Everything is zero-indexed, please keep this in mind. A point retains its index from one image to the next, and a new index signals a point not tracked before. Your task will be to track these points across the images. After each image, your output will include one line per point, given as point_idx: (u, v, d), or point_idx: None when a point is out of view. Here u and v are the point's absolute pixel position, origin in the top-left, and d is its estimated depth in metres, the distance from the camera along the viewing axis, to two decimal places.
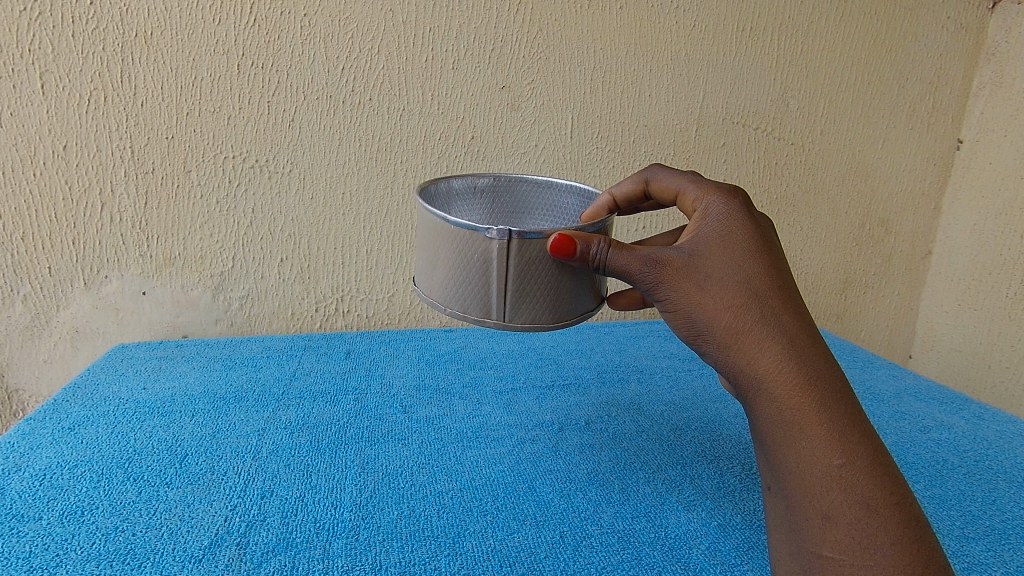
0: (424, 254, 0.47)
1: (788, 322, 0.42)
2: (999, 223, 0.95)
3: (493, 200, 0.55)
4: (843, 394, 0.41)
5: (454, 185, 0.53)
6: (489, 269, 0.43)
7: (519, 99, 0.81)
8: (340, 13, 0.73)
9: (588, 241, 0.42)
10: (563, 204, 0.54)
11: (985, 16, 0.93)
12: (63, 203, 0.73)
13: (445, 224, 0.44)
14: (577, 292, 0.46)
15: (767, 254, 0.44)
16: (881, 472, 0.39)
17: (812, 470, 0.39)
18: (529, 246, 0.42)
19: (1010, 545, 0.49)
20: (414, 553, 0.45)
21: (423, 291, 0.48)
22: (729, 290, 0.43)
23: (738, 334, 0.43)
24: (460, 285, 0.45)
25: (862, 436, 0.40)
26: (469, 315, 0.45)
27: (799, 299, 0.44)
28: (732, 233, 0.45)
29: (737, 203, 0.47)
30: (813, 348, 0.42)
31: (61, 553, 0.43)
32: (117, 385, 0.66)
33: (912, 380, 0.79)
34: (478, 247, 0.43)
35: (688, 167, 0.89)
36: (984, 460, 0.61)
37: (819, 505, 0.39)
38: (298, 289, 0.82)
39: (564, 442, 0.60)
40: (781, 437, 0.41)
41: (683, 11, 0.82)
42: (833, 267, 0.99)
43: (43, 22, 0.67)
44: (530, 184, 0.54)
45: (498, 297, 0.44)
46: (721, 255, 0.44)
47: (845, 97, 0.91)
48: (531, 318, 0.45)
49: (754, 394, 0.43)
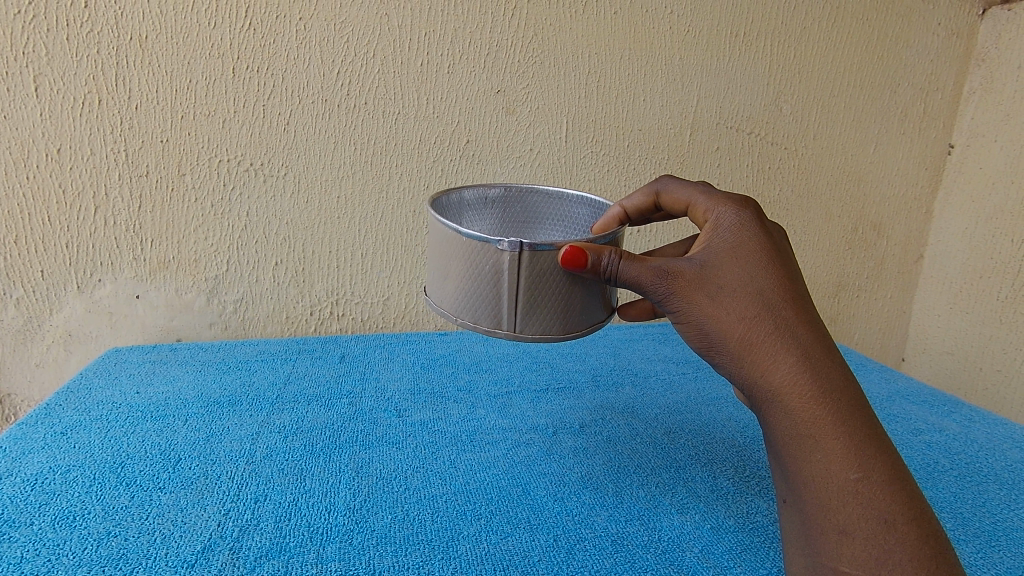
0: (435, 263, 0.47)
1: (802, 334, 0.43)
2: (990, 227, 0.96)
3: (504, 210, 0.55)
4: (858, 406, 0.41)
5: (466, 195, 0.53)
6: (500, 280, 0.43)
7: (514, 104, 0.81)
8: (336, 17, 0.73)
9: (599, 252, 0.42)
10: (574, 215, 0.54)
11: (975, 22, 0.93)
12: (57, 207, 0.72)
13: (457, 235, 0.44)
14: (588, 303, 0.46)
15: (780, 264, 0.44)
16: (897, 486, 0.39)
17: (828, 483, 0.40)
18: (541, 258, 0.42)
19: (1001, 547, 0.49)
20: (407, 556, 0.45)
21: (434, 301, 0.48)
22: (742, 301, 0.43)
23: (752, 345, 0.43)
24: (470, 295, 0.45)
25: (877, 449, 0.40)
26: (480, 324, 0.45)
27: (811, 310, 0.44)
28: (744, 243, 0.45)
29: (748, 213, 0.47)
30: (828, 360, 0.42)
31: (52, 559, 0.43)
32: (111, 390, 0.66)
33: (904, 383, 0.79)
34: (489, 258, 0.43)
35: (682, 171, 0.89)
36: (975, 462, 0.62)
37: (834, 519, 0.39)
38: (292, 293, 0.82)
39: (558, 445, 0.61)
40: (796, 451, 0.42)
41: (676, 16, 0.82)
42: (826, 271, 1.00)
43: (37, 25, 0.66)
44: (541, 195, 0.55)
45: (509, 308, 0.44)
46: (732, 265, 0.44)
47: (837, 102, 0.92)
48: (541, 328, 0.45)
49: (768, 406, 0.43)
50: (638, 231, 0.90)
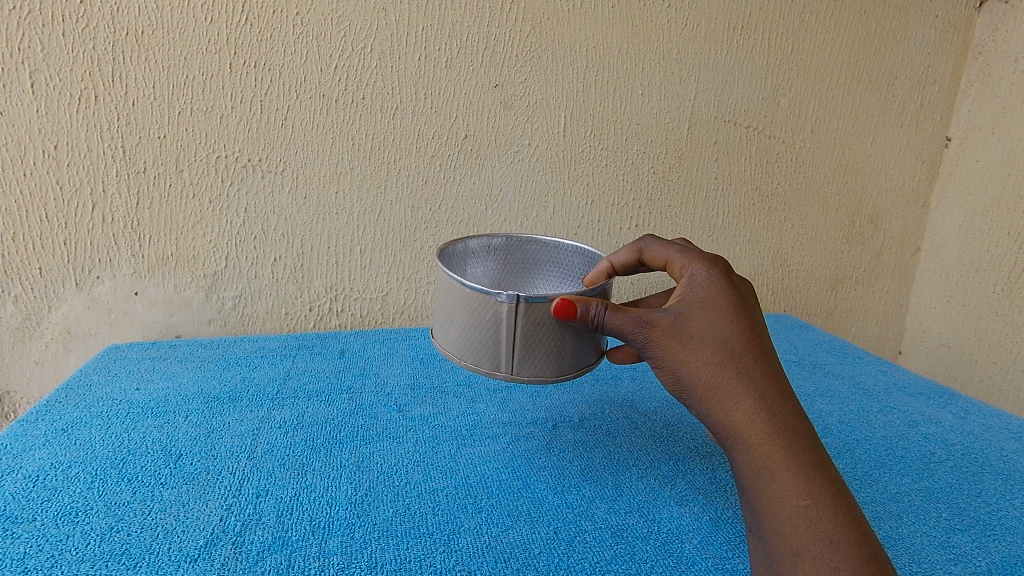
0: (441, 310, 0.50)
1: (761, 378, 0.44)
2: (987, 219, 0.96)
3: (505, 256, 0.60)
4: (811, 443, 0.42)
5: (470, 245, 0.57)
6: (499, 328, 0.46)
7: (512, 99, 0.81)
8: (333, 12, 0.73)
9: (587, 303, 0.44)
10: (568, 262, 0.59)
11: (972, 15, 0.94)
12: (54, 204, 0.72)
13: (461, 286, 0.47)
14: (580, 347, 0.48)
15: (744, 316, 0.46)
16: (845, 513, 0.40)
17: (780, 509, 0.40)
18: (535, 309, 0.45)
19: (996, 536, 0.49)
20: (409, 550, 0.45)
21: (440, 343, 0.51)
22: (709, 348, 0.45)
23: (715, 388, 0.44)
24: (471, 340, 0.48)
25: (827, 479, 0.41)
26: (480, 366, 0.48)
27: (772, 358, 0.46)
28: (714, 298, 0.47)
29: (717, 270, 0.49)
30: (784, 402, 0.44)
31: (55, 554, 0.43)
32: (111, 386, 0.66)
33: (901, 375, 0.80)
34: (489, 307, 0.46)
35: (680, 166, 0.89)
36: (971, 453, 0.62)
37: (788, 542, 0.39)
38: (291, 289, 0.83)
39: (557, 438, 0.61)
40: (754, 480, 0.42)
41: (675, 10, 0.82)
42: (823, 264, 1.00)
43: (33, 21, 0.66)
44: (539, 243, 0.59)
45: (506, 352, 0.46)
46: (703, 317, 0.46)
47: (834, 95, 0.92)
48: (536, 370, 0.47)
49: (731, 443, 0.44)
50: (637, 225, 0.90)
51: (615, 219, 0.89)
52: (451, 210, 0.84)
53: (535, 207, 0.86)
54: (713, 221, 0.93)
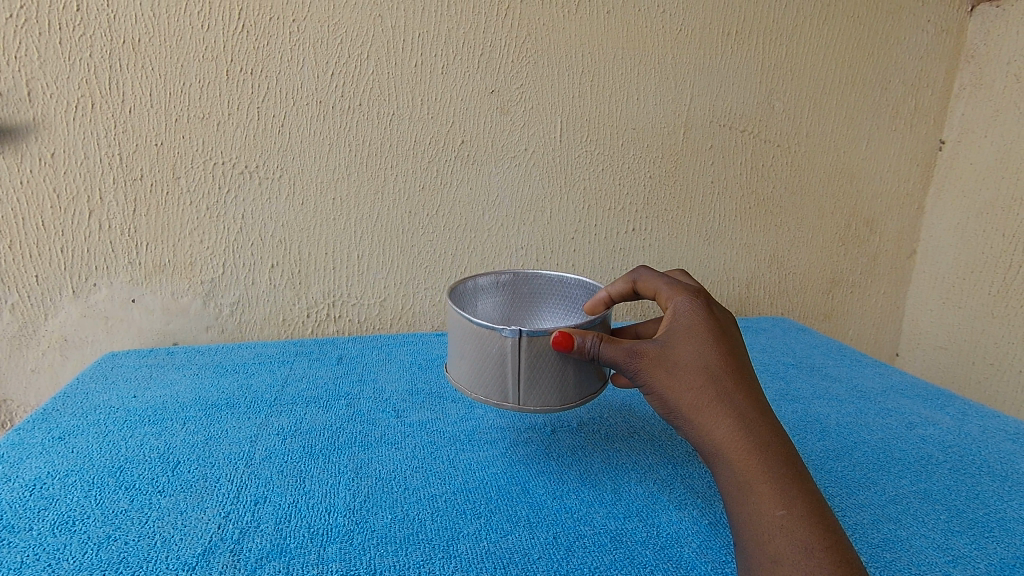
0: (452, 345, 0.51)
1: (741, 401, 0.45)
2: (981, 222, 0.96)
3: (514, 292, 0.61)
4: (790, 460, 0.43)
5: (479, 282, 0.59)
6: (504, 362, 0.47)
7: (508, 103, 0.81)
8: (329, 19, 0.73)
9: (583, 335, 0.46)
10: (575, 296, 0.60)
11: (964, 19, 0.94)
12: (51, 211, 0.72)
13: (468, 322, 0.48)
14: (584, 378, 0.48)
15: (724, 342, 0.47)
16: (822, 524, 0.39)
17: (758, 519, 0.40)
18: (537, 343, 0.46)
19: (994, 537, 0.49)
20: (408, 556, 0.45)
21: (452, 376, 0.52)
22: (691, 372, 0.45)
23: (698, 411, 0.45)
24: (479, 373, 0.48)
25: (804, 493, 0.41)
26: (489, 398, 0.48)
27: (752, 381, 0.46)
28: (695, 326, 0.48)
29: (698, 301, 0.50)
30: (763, 422, 0.44)
31: (52, 563, 0.42)
32: (107, 394, 0.66)
33: (898, 377, 0.80)
34: (494, 342, 0.47)
35: (677, 170, 0.90)
36: (968, 454, 0.62)
37: (766, 548, 0.38)
38: (289, 295, 0.82)
39: (556, 443, 0.61)
40: (736, 494, 0.42)
41: (669, 14, 0.83)
42: (820, 268, 1.01)
43: (30, 29, 0.66)
44: (545, 278, 0.61)
45: (512, 383, 0.47)
46: (685, 343, 0.47)
47: (828, 99, 0.93)
48: (543, 401, 0.47)
49: (713, 462, 0.44)
50: (634, 229, 0.91)
51: (613, 224, 0.90)
52: (449, 216, 0.84)
53: (532, 212, 0.86)
54: (710, 225, 0.93)
